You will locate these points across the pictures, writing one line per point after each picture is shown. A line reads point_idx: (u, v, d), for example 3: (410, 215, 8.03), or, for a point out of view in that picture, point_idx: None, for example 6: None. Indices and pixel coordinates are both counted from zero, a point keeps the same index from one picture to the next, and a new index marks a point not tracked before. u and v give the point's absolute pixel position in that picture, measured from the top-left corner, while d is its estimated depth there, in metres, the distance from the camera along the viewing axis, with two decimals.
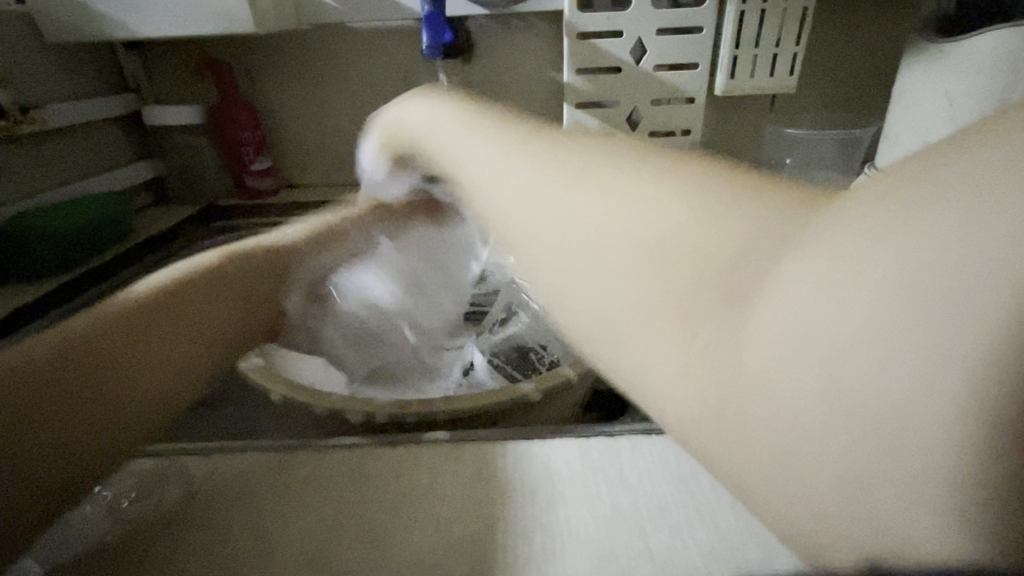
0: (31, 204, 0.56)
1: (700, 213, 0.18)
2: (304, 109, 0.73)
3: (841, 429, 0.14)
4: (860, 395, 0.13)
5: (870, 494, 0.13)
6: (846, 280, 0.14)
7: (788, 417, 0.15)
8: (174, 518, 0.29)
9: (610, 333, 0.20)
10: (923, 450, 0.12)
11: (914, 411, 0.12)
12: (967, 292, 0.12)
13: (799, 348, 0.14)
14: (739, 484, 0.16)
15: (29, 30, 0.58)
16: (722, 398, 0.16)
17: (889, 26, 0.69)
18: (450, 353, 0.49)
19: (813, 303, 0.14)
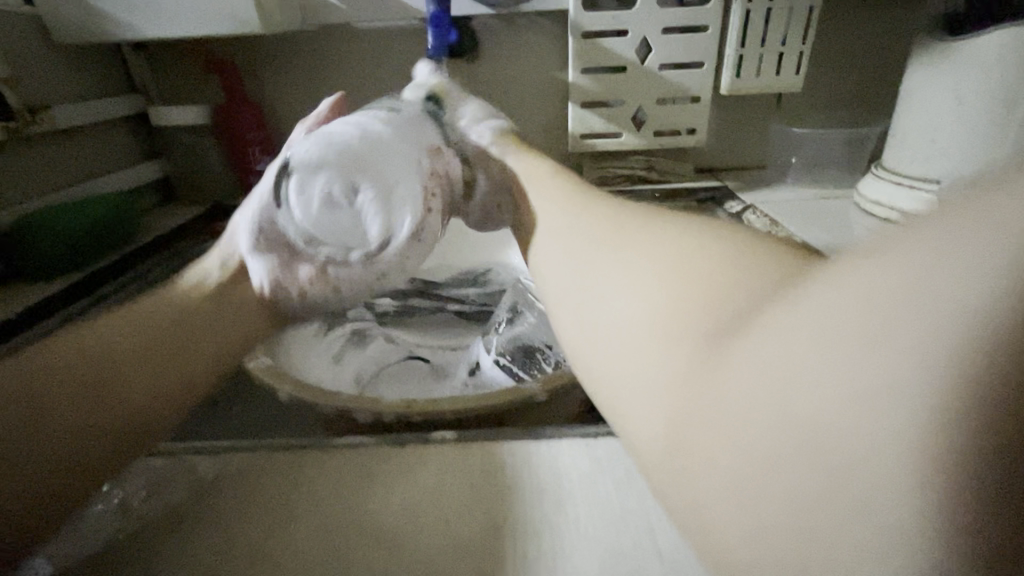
0: (42, 203, 0.56)
1: (717, 266, 0.22)
2: (310, 109, 0.73)
3: (788, 450, 0.15)
4: (803, 416, 0.14)
5: (811, 519, 0.14)
6: (799, 315, 0.16)
7: (742, 433, 0.16)
8: (185, 516, 0.29)
9: (617, 353, 0.23)
10: (855, 478, 0.13)
11: (842, 430, 0.14)
12: (893, 332, 0.13)
13: (761, 375, 0.16)
14: (703, 505, 0.17)
15: (37, 32, 0.58)
16: (693, 417, 0.18)
17: (896, 24, 0.69)
18: (454, 353, 0.48)
19: (775, 338, 0.16)
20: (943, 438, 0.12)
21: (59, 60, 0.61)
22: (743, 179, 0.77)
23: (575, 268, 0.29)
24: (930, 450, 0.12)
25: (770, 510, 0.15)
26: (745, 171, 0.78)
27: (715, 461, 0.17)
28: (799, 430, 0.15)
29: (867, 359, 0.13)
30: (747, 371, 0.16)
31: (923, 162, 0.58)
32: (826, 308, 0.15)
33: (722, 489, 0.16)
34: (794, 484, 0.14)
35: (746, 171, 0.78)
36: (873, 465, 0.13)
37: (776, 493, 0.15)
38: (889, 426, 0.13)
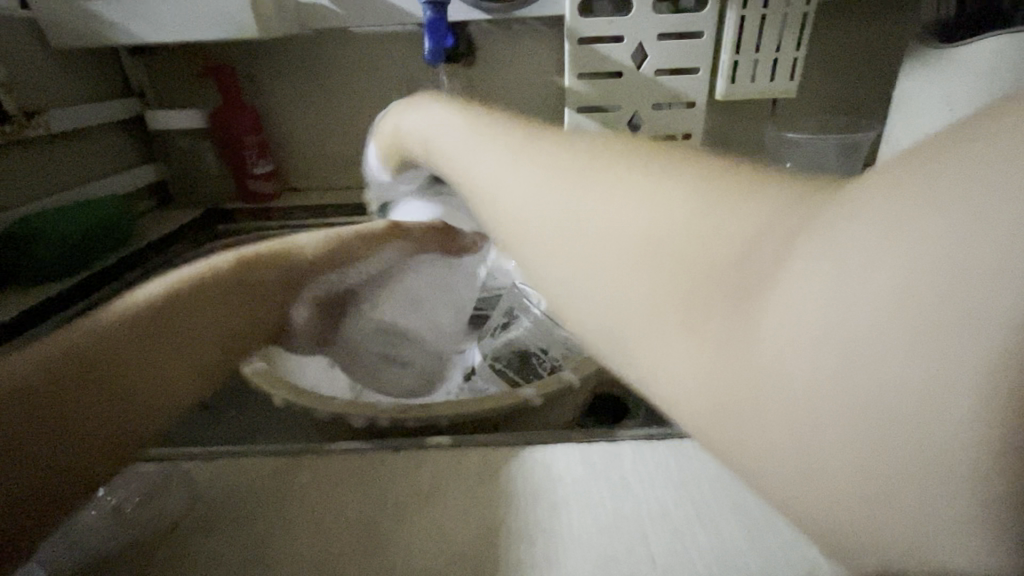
0: (38, 208, 0.56)
1: (702, 211, 0.18)
2: (306, 114, 0.73)
3: (862, 416, 0.14)
4: (878, 395, 0.13)
5: (892, 480, 0.13)
6: (853, 281, 0.14)
7: (806, 415, 0.15)
8: (179, 522, 0.29)
9: (623, 336, 0.20)
10: (941, 434, 0.13)
11: (925, 406, 0.13)
12: (970, 297, 0.12)
13: (815, 336, 0.15)
14: (766, 471, 0.16)
15: (33, 36, 0.58)
16: (738, 397, 0.16)
17: (889, 31, 0.70)
18: (449, 358, 0.49)
19: (827, 295, 0.14)
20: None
21: (56, 64, 0.61)
22: None
23: (533, 223, 0.23)
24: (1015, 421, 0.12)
25: (842, 488, 0.14)
26: None
27: (777, 443, 0.16)
28: (872, 408, 0.13)
29: (949, 332, 0.12)
30: (801, 348, 0.15)
31: None
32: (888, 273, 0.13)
33: (787, 471, 0.15)
34: (869, 463, 0.14)
35: None
36: (961, 440, 0.12)
37: (851, 473, 0.14)
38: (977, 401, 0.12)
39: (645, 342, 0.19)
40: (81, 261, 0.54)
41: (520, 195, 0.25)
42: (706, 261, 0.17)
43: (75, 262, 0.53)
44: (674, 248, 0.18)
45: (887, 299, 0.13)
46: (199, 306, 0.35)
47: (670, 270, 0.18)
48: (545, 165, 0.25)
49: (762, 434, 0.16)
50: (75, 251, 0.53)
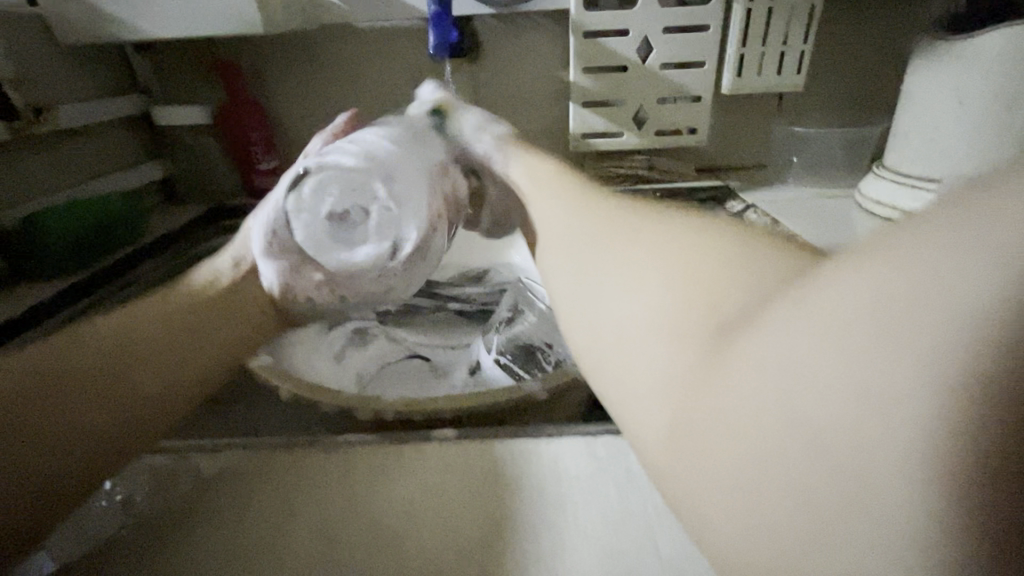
0: (46, 204, 0.57)
1: (720, 269, 0.22)
2: (312, 109, 0.73)
3: (791, 447, 0.15)
4: (806, 417, 0.15)
5: (812, 514, 0.15)
6: (797, 325, 0.16)
7: (749, 434, 0.17)
8: (186, 514, 0.29)
9: (622, 354, 0.23)
10: (854, 473, 0.14)
11: (848, 434, 0.14)
12: (893, 338, 0.14)
13: (755, 371, 0.17)
14: (698, 499, 0.18)
15: (41, 33, 0.58)
16: (698, 412, 0.19)
17: (898, 23, 0.69)
18: (456, 351, 0.48)
19: (774, 336, 0.17)
20: (938, 444, 0.13)
21: (64, 61, 0.61)
22: (744, 178, 0.77)
23: (583, 257, 0.29)
24: (926, 454, 0.13)
25: (773, 505, 0.16)
26: (746, 170, 0.78)
27: (720, 457, 0.17)
28: (807, 433, 0.15)
29: (871, 367, 0.14)
30: (753, 371, 0.17)
31: (926, 163, 0.58)
32: (829, 310, 0.15)
33: (725, 482, 0.17)
34: (799, 482, 0.15)
35: (747, 170, 0.78)
36: (880, 466, 0.14)
37: (779, 488, 0.16)
38: (895, 431, 0.13)
39: (639, 362, 0.22)
40: (88, 257, 0.54)
41: (578, 239, 0.31)
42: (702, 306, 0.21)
43: (83, 258, 0.53)
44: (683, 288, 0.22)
45: (825, 331, 0.15)
46: (186, 322, 0.37)
47: (677, 304, 0.22)
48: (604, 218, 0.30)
49: (710, 449, 0.18)
50: (83, 247, 0.53)
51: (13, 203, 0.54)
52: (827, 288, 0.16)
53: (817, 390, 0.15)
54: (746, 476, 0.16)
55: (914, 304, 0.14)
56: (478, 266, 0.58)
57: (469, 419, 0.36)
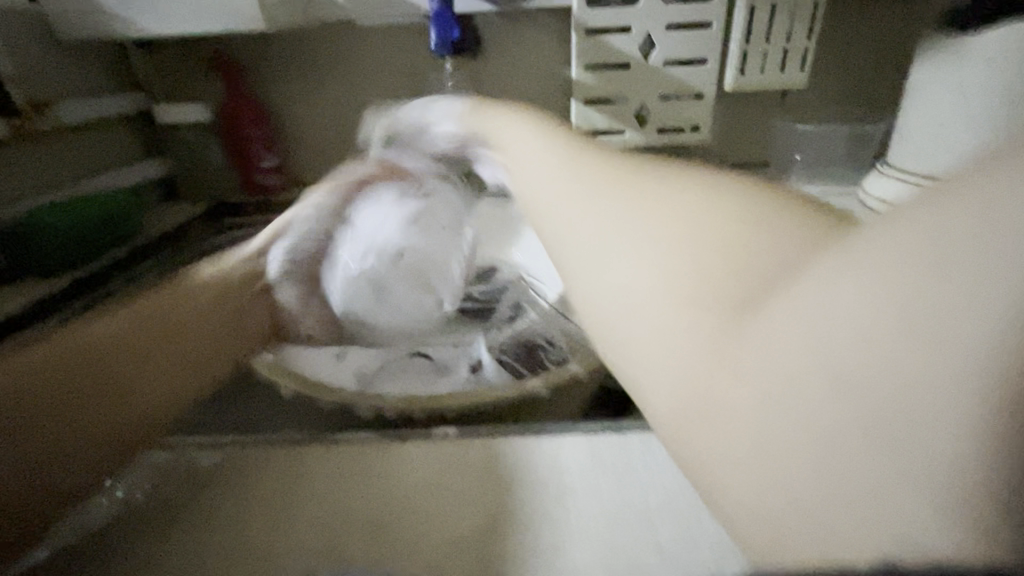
0: (46, 200, 0.57)
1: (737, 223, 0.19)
2: (312, 107, 0.73)
3: (828, 405, 0.14)
4: (858, 404, 0.13)
5: (854, 481, 0.13)
6: (848, 272, 0.14)
7: (787, 422, 0.15)
8: (185, 510, 0.29)
9: (626, 325, 0.21)
10: (907, 434, 0.13)
11: (908, 421, 0.13)
12: (948, 311, 0.12)
13: (796, 326, 0.15)
14: (723, 471, 0.16)
15: (41, 29, 0.58)
16: (726, 399, 0.17)
17: (902, 20, 0.68)
18: (457, 350, 0.47)
19: (820, 285, 0.15)
20: (1005, 431, 0.12)
21: (64, 58, 0.61)
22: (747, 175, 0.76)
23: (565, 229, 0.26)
24: (989, 421, 0.12)
25: (816, 504, 0.14)
26: (749, 167, 0.78)
27: (748, 437, 0.16)
28: (860, 424, 0.13)
29: (925, 347, 0.12)
30: (793, 352, 0.15)
31: (930, 159, 0.57)
32: (883, 261, 0.14)
33: (760, 477, 0.15)
34: (833, 464, 0.14)
35: (750, 167, 0.78)
36: (941, 460, 0.12)
37: (823, 485, 0.14)
38: (955, 419, 0.12)
39: (646, 345, 0.20)
40: (88, 254, 0.54)
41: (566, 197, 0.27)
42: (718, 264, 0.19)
43: (83, 254, 0.53)
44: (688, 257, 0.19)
45: (872, 308, 0.14)
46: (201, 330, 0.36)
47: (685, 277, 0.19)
48: (580, 177, 0.27)
49: (741, 438, 0.16)
50: (83, 244, 0.53)
51: (13, 199, 0.54)
52: (881, 232, 0.14)
53: (867, 371, 0.13)
54: (787, 470, 0.15)
55: (976, 269, 0.12)
56: (481, 265, 0.58)
57: (469, 416, 0.36)
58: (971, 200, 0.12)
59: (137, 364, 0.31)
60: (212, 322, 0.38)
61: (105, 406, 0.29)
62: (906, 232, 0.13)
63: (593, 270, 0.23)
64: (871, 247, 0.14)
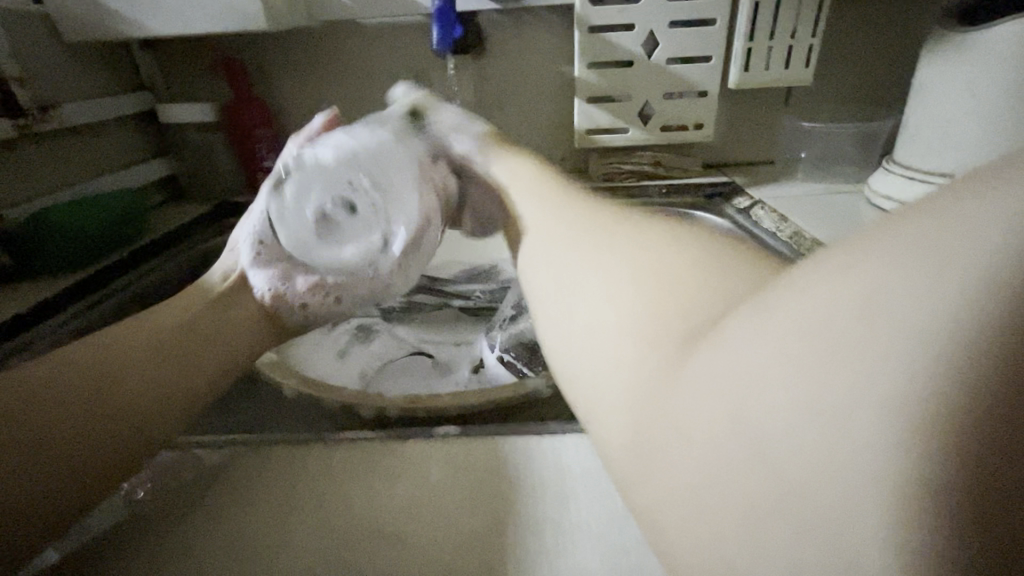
0: (51, 201, 0.57)
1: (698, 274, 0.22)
2: (315, 107, 0.73)
3: (760, 435, 0.15)
4: (760, 428, 0.15)
5: (784, 506, 0.14)
6: (785, 315, 0.16)
7: (711, 445, 0.16)
8: (188, 511, 0.29)
9: (603, 359, 0.22)
10: (828, 462, 0.13)
11: (808, 428, 0.14)
12: (854, 345, 0.14)
13: (732, 361, 0.16)
14: (671, 496, 0.17)
15: (46, 30, 0.59)
16: (662, 423, 0.18)
17: (908, 16, 0.68)
18: (460, 349, 0.47)
19: (754, 324, 0.16)
20: (900, 447, 0.13)
21: (70, 58, 0.61)
22: (752, 174, 0.76)
23: (551, 266, 0.28)
24: (913, 449, 0.12)
25: (734, 521, 0.15)
26: (754, 166, 0.77)
27: (689, 460, 0.17)
28: (780, 432, 0.15)
29: (832, 377, 0.14)
30: (713, 384, 0.17)
31: (936, 157, 0.57)
32: (808, 306, 0.15)
33: (685, 493, 0.17)
34: (767, 487, 0.15)
35: (755, 166, 0.77)
36: (863, 467, 0.13)
37: (740, 502, 0.15)
38: (853, 434, 0.13)
39: (610, 375, 0.21)
40: (92, 255, 0.54)
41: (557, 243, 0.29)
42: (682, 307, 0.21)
43: (88, 256, 0.54)
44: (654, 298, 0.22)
45: (792, 341, 0.15)
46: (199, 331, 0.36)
47: (650, 316, 0.21)
48: (578, 219, 0.30)
49: (682, 456, 0.17)
50: (88, 245, 0.54)
51: (19, 199, 0.55)
52: (812, 279, 0.16)
53: (778, 400, 0.15)
54: (710, 489, 0.16)
55: (899, 307, 0.13)
56: (484, 265, 0.58)
57: (471, 416, 0.36)
58: (887, 241, 0.14)
59: (116, 371, 0.30)
60: (210, 328, 0.36)
61: (95, 408, 0.28)
62: (831, 278, 0.15)
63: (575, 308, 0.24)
64: (802, 289, 0.16)
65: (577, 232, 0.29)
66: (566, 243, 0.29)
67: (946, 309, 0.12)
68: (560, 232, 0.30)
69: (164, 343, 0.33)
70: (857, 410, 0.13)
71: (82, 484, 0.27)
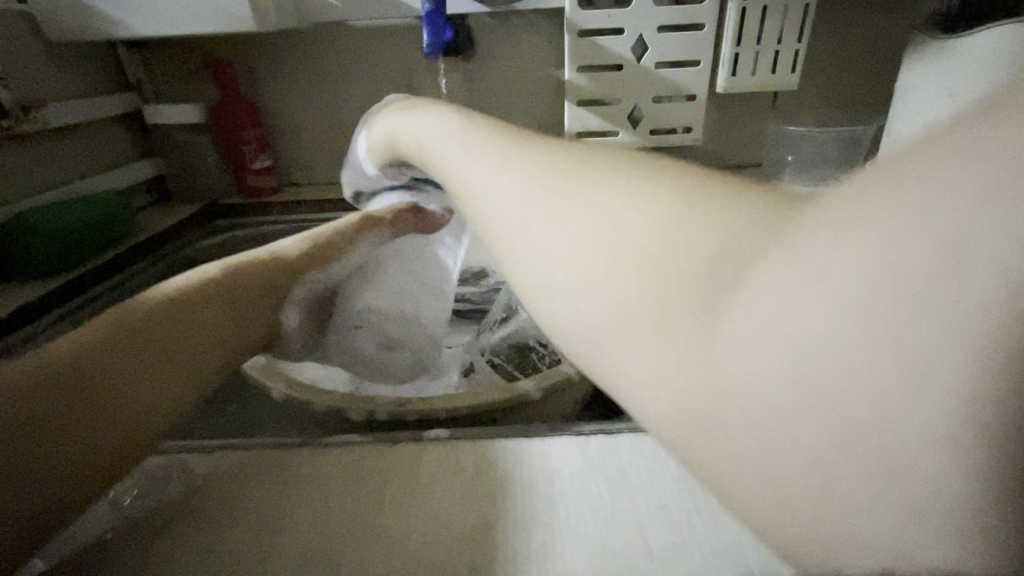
0: (35, 203, 0.56)
1: (683, 217, 0.18)
2: (304, 109, 0.73)
3: (820, 423, 0.13)
4: (841, 404, 0.13)
5: (852, 490, 0.13)
6: (824, 284, 0.13)
7: (764, 411, 0.14)
8: (175, 517, 0.29)
9: (595, 337, 0.19)
10: (904, 445, 0.12)
11: (875, 411, 0.12)
12: (938, 302, 0.12)
13: (772, 338, 0.14)
14: (718, 481, 0.16)
15: (30, 30, 0.58)
16: (700, 399, 0.16)
17: (890, 23, 0.69)
18: (450, 350, 0.48)
19: (791, 296, 0.14)
20: (997, 416, 0.11)
21: (55, 58, 0.61)
22: (740, 177, 0.77)
23: (513, 227, 0.23)
24: (986, 431, 0.11)
25: (802, 491, 0.14)
26: (743, 170, 0.78)
27: (733, 446, 0.15)
28: (838, 418, 0.13)
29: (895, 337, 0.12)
30: (769, 350, 0.14)
31: None
32: (851, 276, 0.13)
33: (744, 479, 0.15)
34: (833, 475, 0.13)
35: (744, 170, 0.78)
36: (937, 450, 0.12)
37: (815, 486, 0.14)
38: (954, 402, 0.11)
39: (621, 351, 0.18)
40: (78, 257, 0.54)
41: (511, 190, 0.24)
42: (680, 264, 0.17)
43: (73, 259, 0.53)
44: (645, 260, 0.18)
45: (845, 294, 0.13)
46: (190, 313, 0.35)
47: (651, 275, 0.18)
48: (526, 161, 0.25)
49: (725, 439, 0.15)
50: (73, 248, 0.53)
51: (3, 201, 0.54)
52: (846, 236, 0.13)
53: (858, 374, 0.13)
54: (763, 472, 0.15)
55: (965, 273, 0.11)
56: (475, 266, 0.58)
57: (462, 419, 0.36)
58: (930, 188, 0.12)
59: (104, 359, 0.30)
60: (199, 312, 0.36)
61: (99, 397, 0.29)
62: (882, 238, 0.12)
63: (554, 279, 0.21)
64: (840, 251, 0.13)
65: (536, 189, 0.23)
66: (514, 201, 0.23)
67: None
68: (504, 186, 0.24)
69: (151, 326, 0.33)
70: (963, 371, 0.11)
71: (78, 479, 0.27)
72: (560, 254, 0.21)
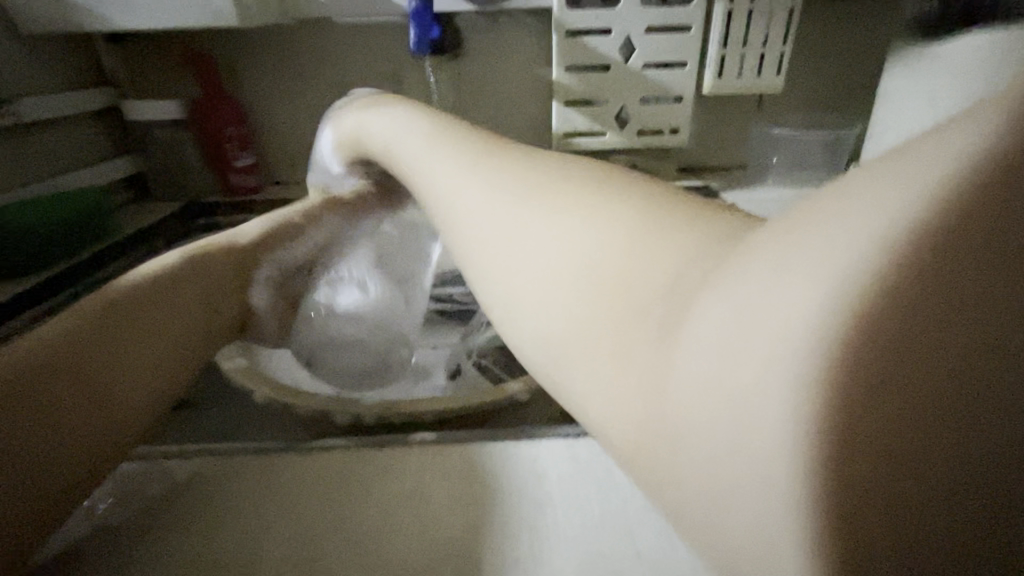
0: (7, 199, 0.54)
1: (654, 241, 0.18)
2: (289, 106, 0.72)
3: (739, 443, 0.13)
4: (752, 405, 0.13)
5: (768, 513, 0.13)
6: (744, 307, 0.13)
7: (697, 431, 0.14)
8: (152, 523, 0.28)
9: (567, 353, 0.20)
10: (789, 466, 0.12)
11: (774, 430, 0.12)
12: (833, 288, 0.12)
13: (706, 353, 0.14)
14: (662, 488, 0.16)
15: (3, 21, 0.56)
16: (647, 421, 0.16)
17: (872, 29, 0.70)
18: (437, 352, 0.47)
19: (722, 311, 0.14)
20: (872, 440, 0.11)
21: (29, 51, 0.59)
22: (725, 178, 0.77)
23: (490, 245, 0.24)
24: (865, 456, 0.11)
25: (731, 508, 0.14)
26: (728, 171, 0.79)
27: (669, 459, 0.15)
28: (747, 434, 0.13)
29: (789, 350, 0.12)
30: (699, 364, 0.14)
31: None
32: (765, 298, 0.13)
33: (682, 493, 0.15)
34: (745, 492, 0.13)
35: (729, 172, 0.79)
36: (816, 474, 0.12)
37: (736, 491, 0.13)
38: (834, 427, 0.11)
39: (585, 359, 0.19)
40: (52, 255, 0.52)
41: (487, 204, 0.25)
42: (644, 288, 0.17)
43: (47, 256, 0.52)
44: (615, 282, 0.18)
45: (767, 314, 0.13)
46: (156, 303, 0.35)
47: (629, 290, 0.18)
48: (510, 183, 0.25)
49: (665, 452, 0.15)
50: (48, 246, 0.51)
51: None
52: (771, 260, 0.13)
53: (759, 388, 0.13)
54: (697, 488, 0.15)
55: (843, 289, 0.11)
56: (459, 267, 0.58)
57: (448, 422, 0.35)
58: (840, 207, 0.12)
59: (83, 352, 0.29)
60: (166, 307, 0.35)
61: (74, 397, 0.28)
62: (796, 258, 0.13)
63: (529, 292, 0.21)
64: (763, 272, 0.13)
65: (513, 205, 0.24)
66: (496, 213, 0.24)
67: (908, 299, 0.11)
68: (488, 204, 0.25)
69: (111, 312, 0.32)
70: (830, 410, 0.11)
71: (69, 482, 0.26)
72: (531, 270, 0.22)
